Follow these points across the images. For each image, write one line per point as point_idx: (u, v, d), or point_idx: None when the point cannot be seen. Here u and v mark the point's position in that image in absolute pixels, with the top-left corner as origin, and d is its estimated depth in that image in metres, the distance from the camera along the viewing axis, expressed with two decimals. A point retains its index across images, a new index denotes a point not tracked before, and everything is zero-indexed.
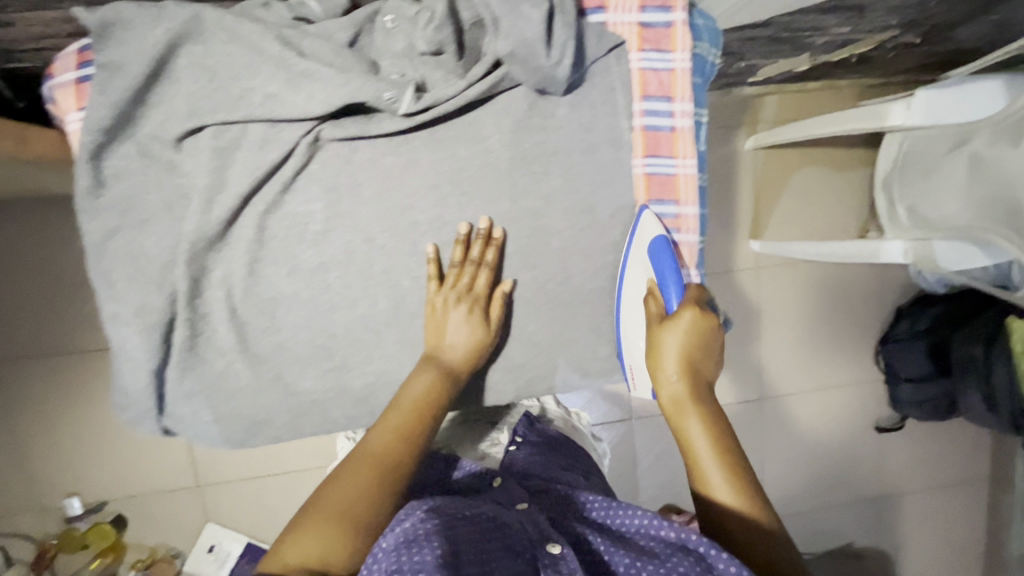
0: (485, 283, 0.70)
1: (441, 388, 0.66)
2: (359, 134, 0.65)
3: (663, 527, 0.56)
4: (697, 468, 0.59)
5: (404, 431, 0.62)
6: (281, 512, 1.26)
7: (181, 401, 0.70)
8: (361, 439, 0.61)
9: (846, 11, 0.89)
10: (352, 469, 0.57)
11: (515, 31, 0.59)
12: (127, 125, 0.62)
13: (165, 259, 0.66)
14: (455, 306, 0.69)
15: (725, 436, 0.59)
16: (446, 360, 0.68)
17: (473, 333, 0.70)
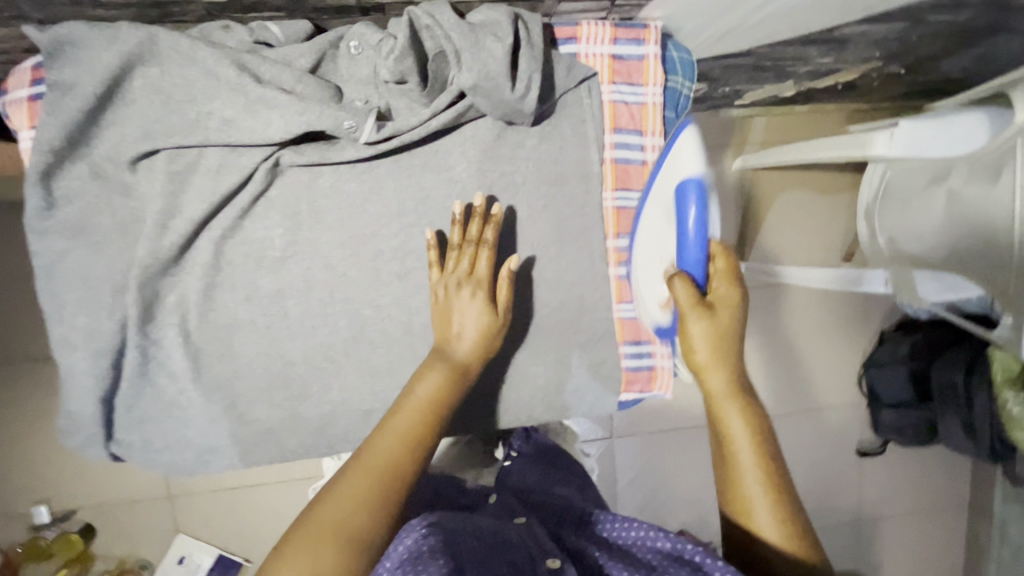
0: (488, 266, 0.65)
1: (452, 387, 0.61)
2: (320, 161, 0.64)
3: (659, 538, 0.56)
4: (736, 479, 0.54)
5: (412, 437, 0.56)
6: (253, 525, 1.24)
7: (132, 426, 0.68)
8: (365, 445, 0.55)
9: (830, 44, 0.88)
10: (355, 479, 0.51)
11: (478, 64, 0.57)
12: (79, 146, 0.60)
13: (117, 282, 0.64)
14: (459, 293, 0.65)
15: (767, 445, 0.56)
16: (456, 357, 0.63)
17: (484, 324, 0.64)
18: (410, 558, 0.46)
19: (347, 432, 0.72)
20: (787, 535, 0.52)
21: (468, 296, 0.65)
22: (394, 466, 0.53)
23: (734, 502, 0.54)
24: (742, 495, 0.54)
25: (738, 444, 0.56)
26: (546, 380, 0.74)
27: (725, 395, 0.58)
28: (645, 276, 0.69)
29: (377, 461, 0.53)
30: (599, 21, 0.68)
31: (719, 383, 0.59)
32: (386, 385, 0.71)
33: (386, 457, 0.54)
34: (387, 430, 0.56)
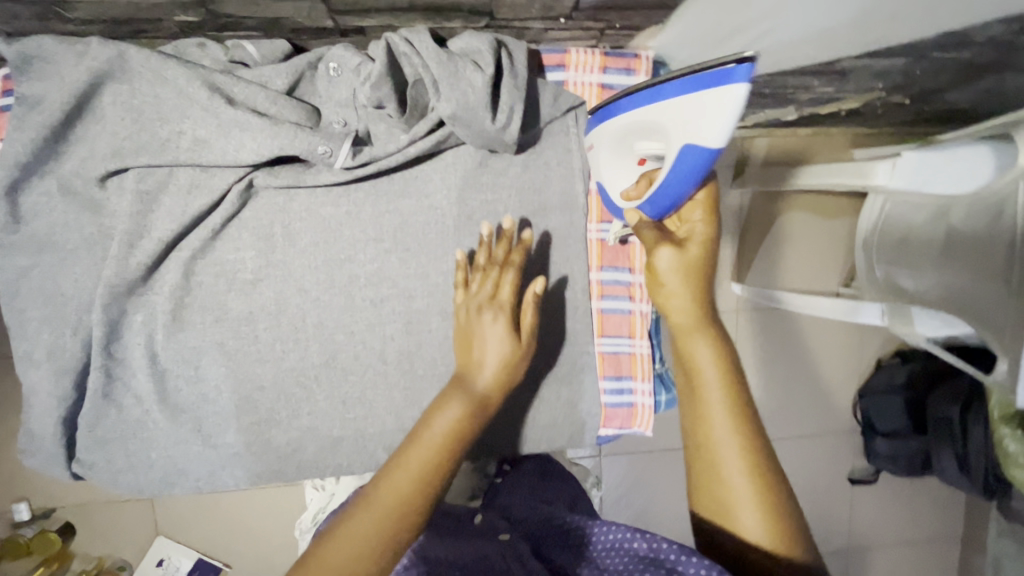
0: (511, 291, 0.61)
1: (471, 423, 0.56)
2: (295, 184, 0.63)
3: (634, 539, 0.56)
4: (708, 435, 0.54)
5: (426, 476, 0.52)
6: (235, 531, 1.23)
7: (94, 447, 0.66)
8: (377, 479, 0.52)
9: (830, 75, 0.85)
10: (364, 518, 0.49)
11: (456, 94, 0.56)
12: (47, 161, 0.59)
13: (82, 300, 0.62)
14: (480, 317, 0.59)
15: (737, 387, 0.56)
16: (478, 391, 0.57)
17: (511, 355, 0.58)
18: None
19: (315, 460, 0.70)
20: (770, 520, 0.51)
21: (492, 319, 0.59)
22: (403, 505, 0.50)
23: (705, 464, 0.54)
24: (711, 447, 0.53)
25: (706, 387, 0.56)
26: (522, 414, 0.72)
27: (692, 329, 0.58)
28: (615, 151, 0.63)
29: (387, 501, 0.50)
30: (589, 50, 0.67)
31: (685, 314, 0.59)
32: (356, 413, 0.69)
33: (393, 498, 0.51)
34: (398, 474, 0.52)
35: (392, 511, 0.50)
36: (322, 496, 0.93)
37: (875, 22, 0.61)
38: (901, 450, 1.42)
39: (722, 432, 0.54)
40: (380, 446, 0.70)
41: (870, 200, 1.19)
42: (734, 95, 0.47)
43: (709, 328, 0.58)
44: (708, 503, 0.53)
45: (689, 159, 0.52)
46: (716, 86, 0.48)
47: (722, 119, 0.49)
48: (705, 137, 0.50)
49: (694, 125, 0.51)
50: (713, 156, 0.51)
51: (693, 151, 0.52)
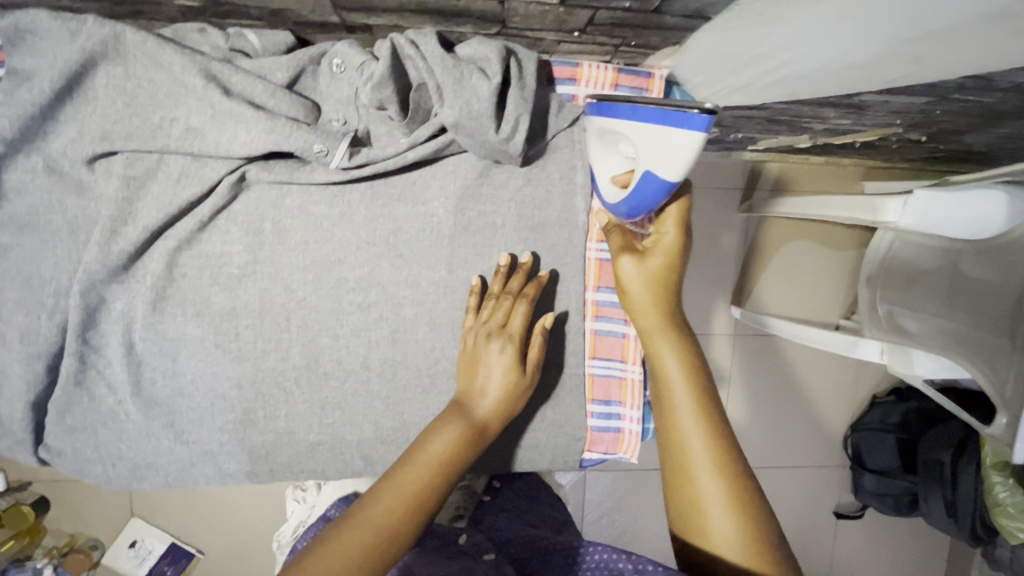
0: (522, 322, 0.62)
1: (466, 448, 0.56)
2: (288, 180, 0.61)
3: (622, 560, 0.58)
4: (676, 435, 0.54)
5: (417, 502, 0.51)
6: (210, 518, 1.24)
7: (62, 435, 0.64)
8: (365, 502, 0.50)
9: (848, 107, 0.83)
10: (350, 534, 0.47)
11: (459, 102, 0.54)
12: (33, 139, 0.57)
13: (61, 284, 0.60)
14: (488, 346, 0.62)
15: (703, 389, 0.56)
16: (481, 421, 0.59)
17: (516, 387, 0.61)
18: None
19: (289, 465, 0.68)
20: (743, 529, 0.50)
21: (499, 348, 0.61)
22: (395, 528, 0.49)
23: (676, 469, 0.53)
24: (681, 446, 0.54)
25: (673, 388, 0.57)
26: (505, 433, 0.69)
27: (659, 333, 0.60)
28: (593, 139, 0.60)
29: (375, 521, 0.48)
30: (602, 64, 0.65)
31: (653, 319, 0.60)
32: (336, 419, 0.67)
33: (381, 522, 0.49)
34: (387, 492, 0.51)
35: (378, 537, 0.47)
36: (303, 508, 0.93)
37: (899, 60, 0.59)
38: (888, 489, 1.40)
39: (690, 432, 0.54)
40: (357, 455, 0.68)
41: (878, 235, 1.18)
42: (689, 146, 0.47)
43: (675, 331, 0.60)
44: (679, 507, 0.52)
45: (647, 185, 0.52)
46: (679, 130, 0.47)
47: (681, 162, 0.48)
48: (663, 172, 0.49)
49: (656, 156, 0.49)
50: (669, 188, 0.50)
51: (650, 181, 0.51)
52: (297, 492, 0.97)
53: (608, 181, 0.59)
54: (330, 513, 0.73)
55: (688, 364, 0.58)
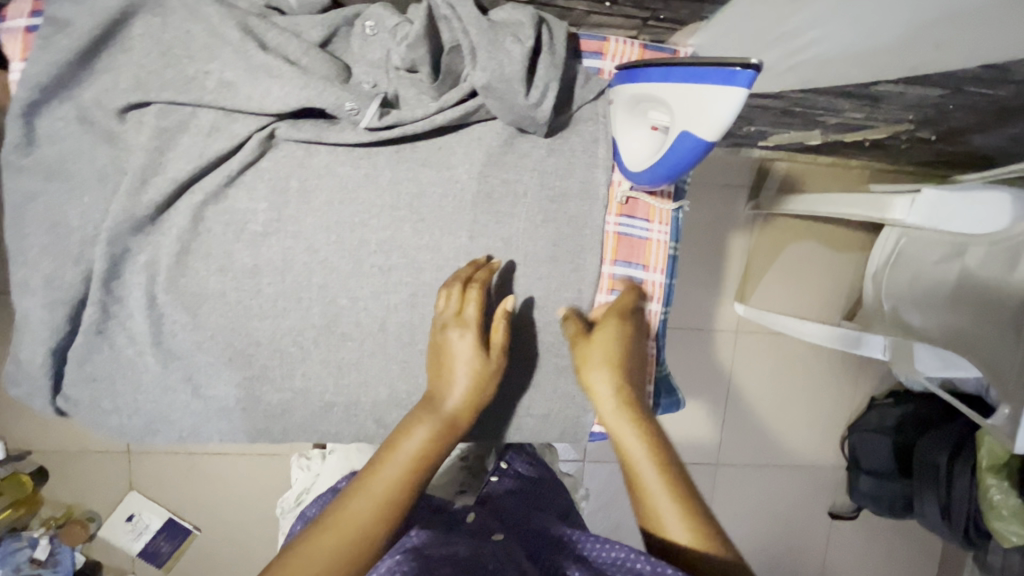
0: (476, 309, 0.63)
1: (438, 445, 0.59)
2: (316, 139, 0.62)
3: (639, 560, 0.55)
4: (637, 478, 0.59)
5: (393, 507, 0.54)
6: (200, 498, 1.42)
7: (80, 384, 0.65)
8: (340, 507, 0.53)
9: (863, 99, 0.85)
10: (326, 541, 0.51)
11: (492, 65, 0.55)
12: (67, 86, 0.58)
13: (87, 233, 0.61)
14: (447, 336, 0.63)
15: (658, 441, 0.61)
16: (447, 413, 0.61)
17: (480, 373, 0.62)
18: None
19: (302, 426, 0.69)
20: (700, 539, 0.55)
21: (459, 335, 0.63)
22: (366, 531, 0.52)
23: (641, 502, 0.58)
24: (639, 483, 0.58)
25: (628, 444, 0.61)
26: (518, 400, 0.70)
27: (613, 411, 0.63)
28: (624, 108, 0.60)
29: (348, 525, 0.52)
30: (628, 39, 0.67)
31: (604, 394, 0.64)
32: (350, 380, 0.68)
33: (359, 521, 0.52)
34: (363, 495, 0.54)
35: (351, 539, 0.51)
36: (307, 476, 0.94)
37: (920, 45, 0.61)
38: (884, 491, 1.41)
39: (651, 477, 0.58)
40: (370, 418, 0.69)
41: (885, 232, 1.18)
42: (732, 100, 0.46)
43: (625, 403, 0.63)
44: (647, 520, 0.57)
45: (683, 145, 0.52)
46: (718, 86, 0.46)
47: (717, 118, 0.47)
48: (703, 128, 0.49)
49: (694, 114, 0.49)
50: (706, 147, 0.50)
51: (686, 141, 0.51)
52: (302, 460, 0.98)
53: (639, 148, 0.60)
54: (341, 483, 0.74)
55: (642, 426, 0.62)
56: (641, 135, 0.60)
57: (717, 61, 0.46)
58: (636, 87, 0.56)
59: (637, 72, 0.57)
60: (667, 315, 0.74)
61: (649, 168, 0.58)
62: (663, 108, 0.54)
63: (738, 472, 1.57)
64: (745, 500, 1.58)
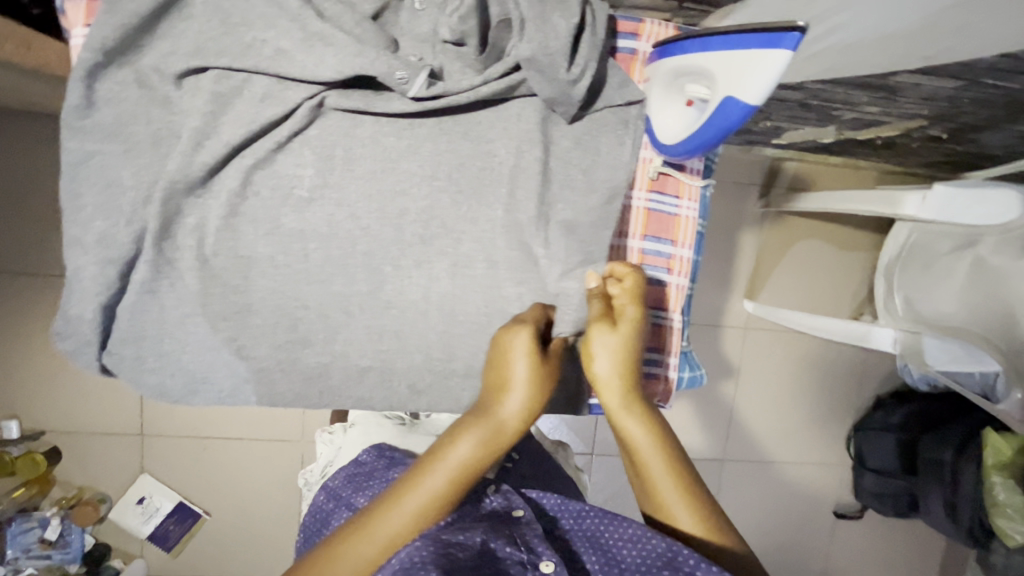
0: (536, 313, 0.66)
1: (480, 455, 0.58)
2: (364, 108, 0.64)
3: (654, 540, 0.58)
4: (654, 484, 0.62)
5: (427, 517, 0.57)
6: (212, 481, 1.42)
7: (125, 342, 0.66)
8: (377, 511, 0.57)
9: (880, 90, 0.88)
10: (367, 543, 0.55)
11: (539, 37, 0.60)
12: (128, 51, 0.60)
13: (139, 193, 0.63)
14: (506, 336, 0.62)
15: (672, 447, 0.63)
16: (499, 422, 0.59)
17: (538, 382, 0.60)
18: (405, 568, 0.51)
19: (338, 389, 0.70)
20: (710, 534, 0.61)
21: (517, 334, 0.61)
22: (402, 536, 0.56)
23: (655, 503, 0.62)
24: (657, 489, 0.62)
25: (648, 456, 0.62)
26: None
27: (625, 410, 0.63)
28: (660, 86, 0.64)
29: (385, 531, 0.56)
30: (663, 21, 0.71)
31: (619, 401, 0.63)
32: (386, 346, 0.69)
33: (394, 531, 0.56)
34: (393, 509, 0.57)
35: (384, 547, 0.56)
36: (331, 448, 0.97)
37: (940, 32, 0.64)
38: (888, 488, 1.44)
39: (667, 485, 0.62)
40: (403, 385, 0.71)
41: (896, 226, 1.20)
42: (774, 63, 0.49)
43: (641, 406, 0.64)
44: (657, 516, 0.62)
45: (725, 112, 0.54)
46: (760, 51, 0.50)
47: (761, 82, 0.50)
48: (743, 93, 0.52)
49: (737, 81, 0.52)
50: (746, 114, 0.53)
51: (727, 107, 0.54)
52: (325, 434, 1.01)
53: (677, 123, 0.63)
54: (363, 456, 0.85)
55: (660, 435, 0.63)
56: (675, 112, 0.64)
57: (760, 26, 0.49)
58: (678, 61, 0.60)
59: (678, 47, 0.60)
60: (693, 290, 0.77)
61: (686, 141, 0.61)
62: (704, 80, 0.57)
63: (745, 469, 1.58)
64: (753, 497, 1.59)
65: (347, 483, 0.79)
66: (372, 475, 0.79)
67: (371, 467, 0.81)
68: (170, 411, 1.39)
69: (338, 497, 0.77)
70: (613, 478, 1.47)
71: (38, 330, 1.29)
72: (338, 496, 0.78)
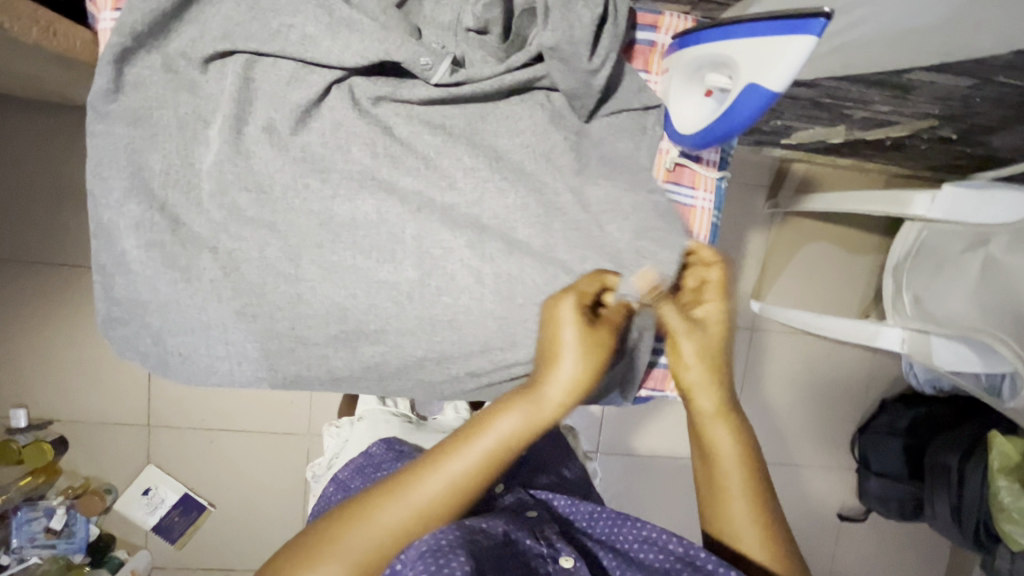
0: (591, 286, 0.64)
1: (529, 429, 0.58)
2: (390, 94, 0.66)
3: (673, 542, 0.59)
4: (726, 495, 0.65)
5: (467, 491, 0.56)
6: (217, 474, 1.42)
7: (145, 325, 0.67)
8: (422, 472, 0.56)
9: (893, 88, 0.89)
10: (406, 502, 0.55)
11: (563, 25, 0.62)
12: (157, 36, 0.61)
13: (166, 177, 0.64)
14: (560, 306, 0.62)
15: (751, 461, 0.66)
16: (543, 395, 0.59)
17: (589, 352, 0.60)
18: (433, 550, 0.49)
19: (353, 376, 0.70)
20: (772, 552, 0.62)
21: (566, 307, 0.62)
22: (443, 499, 0.55)
23: (720, 514, 0.64)
24: (727, 498, 0.64)
25: (725, 463, 0.66)
26: None
27: (716, 417, 0.67)
28: (679, 77, 0.66)
29: (425, 494, 0.55)
30: (681, 15, 0.72)
31: (712, 409, 0.67)
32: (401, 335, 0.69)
33: (432, 494, 0.55)
34: (435, 473, 0.56)
35: (422, 511, 0.55)
36: (337, 441, 0.97)
37: (957, 28, 0.65)
38: (892, 493, 1.44)
39: (738, 497, 0.64)
40: (422, 373, 0.71)
41: (904, 227, 1.21)
42: (799, 48, 0.51)
43: (729, 416, 0.68)
44: (721, 526, 0.64)
45: (747, 98, 0.56)
46: (786, 36, 0.52)
47: (787, 67, 0.52)
48: (767, 78, 0.53)
49: (762, 66, 0.54)
50: (769, 100, 0.54)
51: (750, 93, 0.55)
52: (332, 428, 1.01)
53: (695, 113, 0.65)
54: (373, 449, 0.84)
55: (740, 443, 0.67)
56: (692, 102, 0.66)
57: (788, 12, 0.51)
58: (700, 52, 0.62)
59: (699, 40, 0.62)
60: None
61: (705, 129, 0.63)
62: (726, 69, 0.59)
63: None
64: None
65: (355, 475, 0.79)
66: (380, 466, 0.79)
67: (380, 460, 0.81)
68: (176, 403, 1.39)
69: (345, 488, 0.77)
70: (620, 477, 1.47)
71: (49, 317, 1.29)
72: (347, 487, 0.78)
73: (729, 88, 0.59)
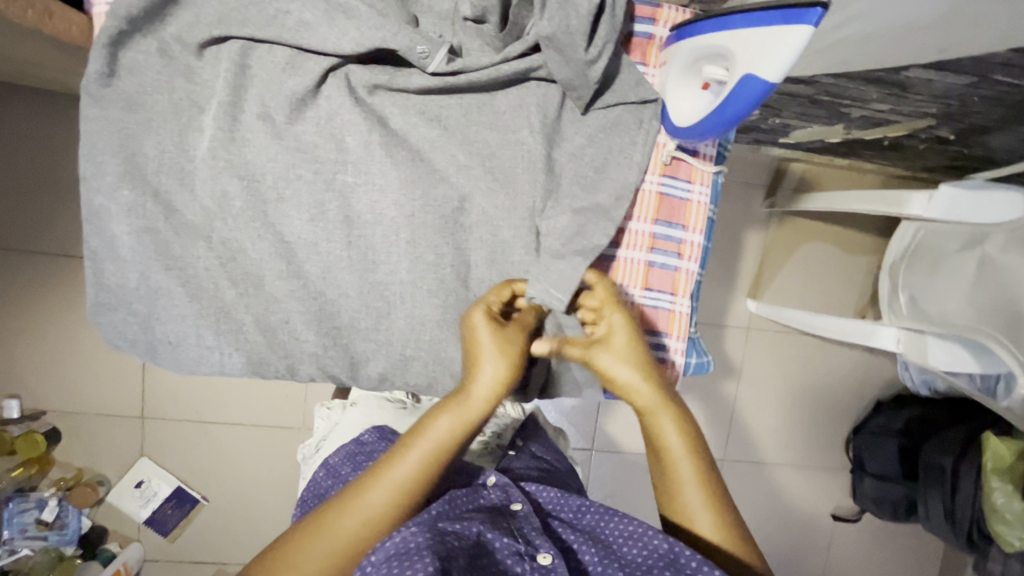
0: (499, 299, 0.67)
1: (461, 434, 0.62)
2: (386, 82, 0.65)
3: (656, 537, 0.58)
4: (677, 484, 0.64)
5: (409, 495, 0.59)
6: (211, 467, 1.42)
7: (136, 312, 0.66)
8: (360, 489, 0.58)
9: (890, 86, 0.89)
10: (347, 523, 0.56)
11: (560, 15, 0.61)
12: (153, 20, 0.61)
13: (160, 163, 0.63)
14: (473, 318, 0.64)
15: (698, 447, 0.66)
16: (471, 396, 0.63)
17: (506, 350, 0.64)
18: (399, 553, 0.51)
19: (346, 366, 0.70)
20: (727, 535, 0.62)
21: (480, 320, 0.64)
22: (384, 515, 0.57)
23: (676, 504, 0.64)
24: (679, 487, 0.64)
25: (672, 453, 0.65)
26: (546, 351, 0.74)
27: (658, 409, 0.66)
28: (677, 68, 0.66)
29: (367, 509, 0.57)
30: (679, 7, 0.72)
31: (653, 398, 0.66)
32: (394, 325, 0.69)
33: (376, 508, 0.57)
34: (378, 485, 0.58)
35: (366, 527, 0.57)
36: (328, 425, 0.97)
37: (954, 24, 0.65)
38: (888, 494, 1.43)
39: (689, 486, 0.64)
40: (413, 363, 0.70)
41: (901, 226, 1.20)
42: (796, 37, 0.51)
43: (670, 405, 0.67)
44: (677, 515, 0.64)
45: (743, 88, 0.56)
46: (785, 25, 0.52)
47: (783, 57, 0.52)
48: (764, 67, 0.53)
49: (760, 56, 0.54)
50: (765, 90, 0.54)
51: (746, 83, 0.55)
52: (323, 410, 1.01)
53: (691, 107, 0.65)
54: (364, 437, 0.83)
55: (685, 430, 0.66)
56: (690, 95, 0.66)
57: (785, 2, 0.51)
58: (695, 44, 0.62)
59: (696, 32, 0.62)
60: (703, 275, 0.78)
61: (700, 122, 0.63)
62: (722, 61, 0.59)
63: (746, 470, 1.58)
64: (753, 499, 1.59)
65: (346, 465, 0.78)
66: (372, 455, 0.78)
67: (372, 448, 0.80)
68: (171, 395, 1.38)
69: (336, 475, 0.77)
70: (614, 475, 1.47)
71: (44, 307, 1.29)
72: (338, 473, 0.78)
73: (726, 79, 0.59)
